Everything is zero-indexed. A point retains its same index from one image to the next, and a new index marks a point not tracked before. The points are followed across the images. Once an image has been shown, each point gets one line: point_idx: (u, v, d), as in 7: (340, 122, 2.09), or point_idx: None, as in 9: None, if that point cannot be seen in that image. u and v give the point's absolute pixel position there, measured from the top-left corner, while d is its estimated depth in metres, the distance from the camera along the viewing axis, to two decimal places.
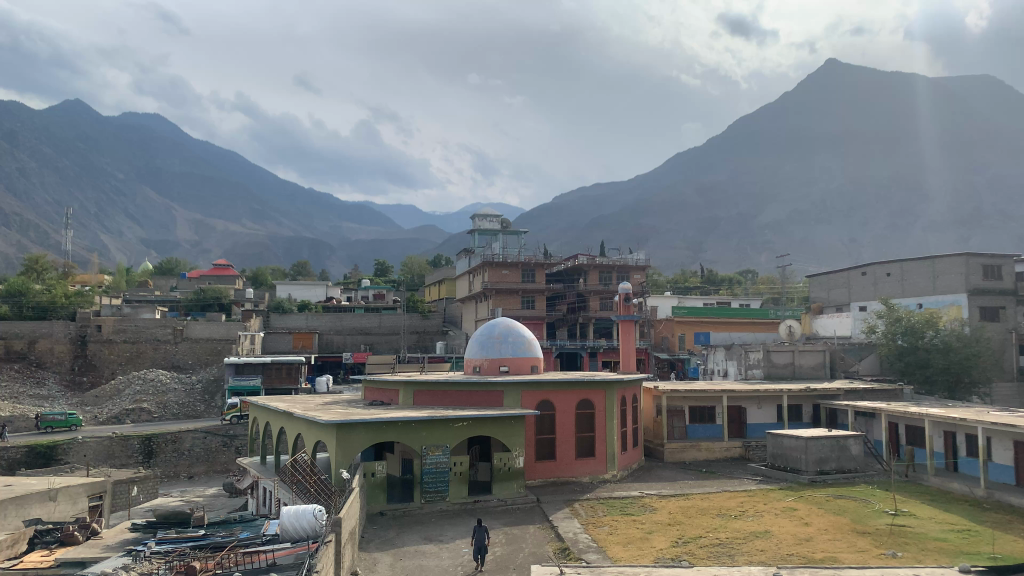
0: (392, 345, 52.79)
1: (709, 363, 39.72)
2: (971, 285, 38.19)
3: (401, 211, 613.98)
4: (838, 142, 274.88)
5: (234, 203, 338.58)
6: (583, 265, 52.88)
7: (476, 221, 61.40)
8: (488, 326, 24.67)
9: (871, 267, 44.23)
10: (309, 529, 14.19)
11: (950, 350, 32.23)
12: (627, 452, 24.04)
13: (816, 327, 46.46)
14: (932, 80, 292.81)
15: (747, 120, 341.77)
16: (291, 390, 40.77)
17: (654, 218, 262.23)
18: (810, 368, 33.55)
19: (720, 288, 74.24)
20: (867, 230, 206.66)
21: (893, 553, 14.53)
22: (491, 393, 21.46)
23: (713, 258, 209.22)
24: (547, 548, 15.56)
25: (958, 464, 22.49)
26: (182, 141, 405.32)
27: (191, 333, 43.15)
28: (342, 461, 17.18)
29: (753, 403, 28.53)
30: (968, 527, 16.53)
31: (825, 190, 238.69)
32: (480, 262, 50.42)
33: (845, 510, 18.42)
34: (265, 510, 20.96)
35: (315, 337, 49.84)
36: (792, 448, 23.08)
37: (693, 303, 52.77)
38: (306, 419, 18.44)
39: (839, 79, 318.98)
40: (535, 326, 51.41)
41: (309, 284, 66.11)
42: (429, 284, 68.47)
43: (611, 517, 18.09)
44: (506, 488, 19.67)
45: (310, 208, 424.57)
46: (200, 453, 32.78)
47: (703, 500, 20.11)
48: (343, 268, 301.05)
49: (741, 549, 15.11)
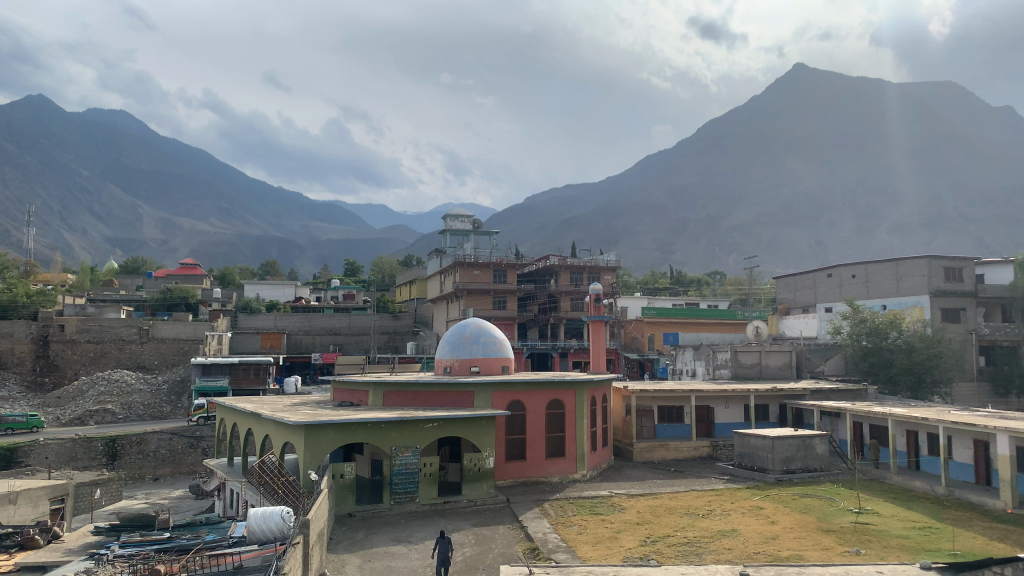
0: (362, 346, 52.53)
1: (678, 363, 40.00)
2: (933, 286, 38.95)
3: (371, 211, 610.22)
4: (805, 144, 278.97)
5: (202, 202, 334.61)
6: (554, 266, 53.10)
7: (448, 220, 61.31)
8: (458, 326, 24.64)
9: (837, 269, 44.92)
10: (276, 532, 13.99)
11: (913, 351, 33.03)
12: (597, 451, 24.15)
13: (782, 328, 47.00)
14: (898, 87, 298.78)
15: (717, 123, 346.21)
16: (259, 391, 40.29)
17: (624, 218, 263.84)
18: (777, 368, 33.99)
19: (689, 288, 75.21)
20: (833, 233, 209.72)
21: (857, 551, 14.72)
22: (463, 393, 21.38)
23: (681, 260, 210.89)
24: (515, 548, 15.57)
25: (920, 462, 22.95)
26: (149, 138, 398.94)
27: (158, 333, 42.50)
28: (310, 463, 17.01)
29: (721, 403, 28.85)
30: (929, 524, 16.89)
31: (793, 192, 241.65)
32: (452, 262, 50.37)
33: (811, 509, 18.64)
34: (232, 511, 20.75)
35: (284, 336, 49.43)
36: (758, 447, 23.34)
37: (663, 304, 53.18)
38: (273, 420, 18.28)
39: (808, 83, 324.09)
40: (506, 326, 51.38)
41: (277, 283, 65.48)
42: (399, 284, 68.32)
43: (580, 517, 18.17)
44: (475, 488, 19.64)
45: (279, 207, 421.04)
46: (166, 454, 32.33)
47: (671, 500, 20.23)
48: (312, 268, 298.91)
49: (708, 549, 15.25)
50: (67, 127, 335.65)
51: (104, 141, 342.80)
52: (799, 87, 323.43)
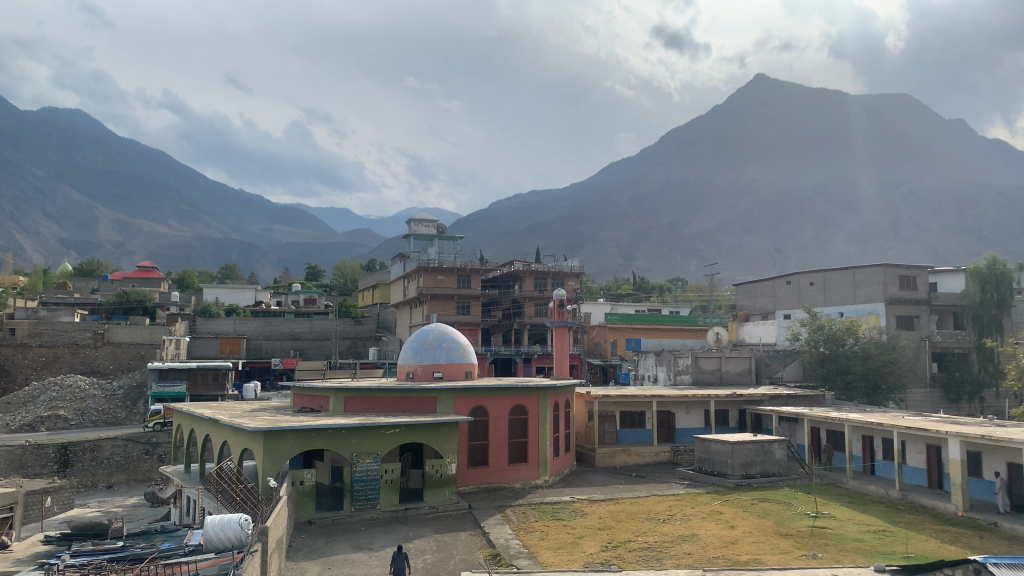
0: (323, 351, 52.07)
1: (640, 369, 40.15)
2: (889, 294, 39.81)
3: (333, 214, 604.45)
4: (765, 152, 283.25)
5: (160, 202, 328.70)
6: (519, 271, 53.20)
7: (412, 226, 61.33)
8: (421, 331, 24.50)
9: (795, 277, 45.72)
10: (233, 539, 13.76)
11: (868, 357, 33.74)
12: (559, 457, 24.18)
13: (742, 334, 47.55)
14: (856, 100, 305.81)
15: (681, 131, 350.51)
16: (217, 396, 39.59)
17: (588, 225, 265.14)
18: (737, 374, 34.33)
19: (652, 295, 75.78)
20: (792, 240, 213.02)
21: (813, 554, 14.97)
22: (424, 399, 21.22)
23: (644, 266, 212.67)
24: (478, 555, 15.49)
25: (875, 466, 23.40)
26: (106, 138, 390.72)
27: (113, 336, 41.41)
28: (269, 470, 16.72)
29: (681, 408, 29.20)
30: (884, 527, 17.21)
31: (753, 199, 244.71)
32: (416, 267, 50.30)
33: (769, 512, 18.95)
34: (188, 520, 20.31)
35: (243, 341, 48.66)
36: (718, 453, 23.62)
37: (626, 309, 53.68)
38: (232, 427, 17.97)
39: (768, 94, 329.98)
40: (469, 332, 51.23)
41: (236, 287, 64.63)
42: (362, 289, 67.93)
43: (542, 522, 18.18)
44: (437, 495, 19.53)
45: (240, 210, 415.55)
46: (120, 461, 31.64)
47: (633, 504, 20.41)
48: (272, 272, 295.54)
49: (669, 553, 15.37)
50: (20, 125, 327.17)
51: (59, 140, 335.01)
52: (760, 98, 328.68)
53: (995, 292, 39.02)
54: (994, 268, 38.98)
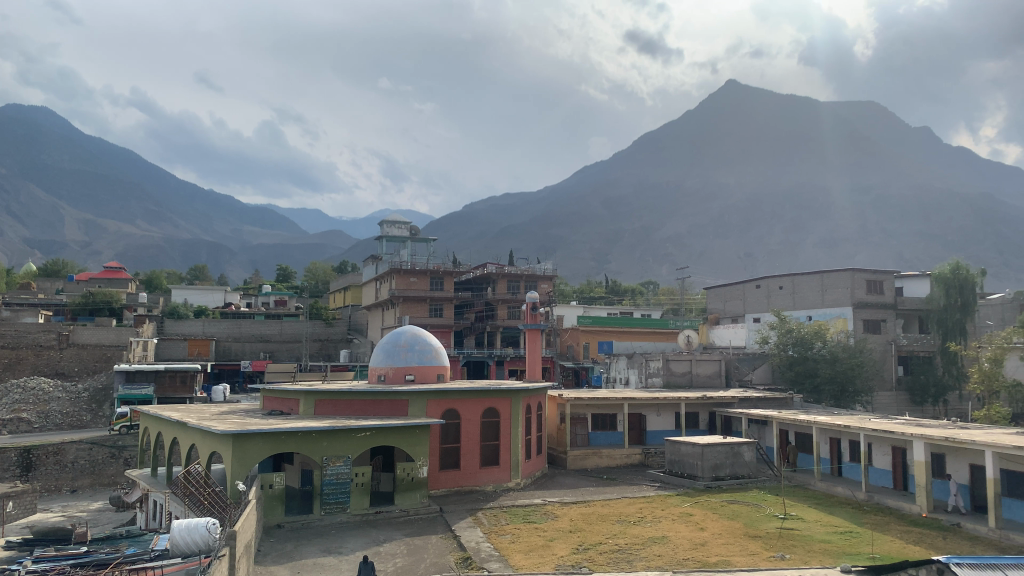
0: (293, 353, 51.61)
1: (612, 372, 40.30)
2: (856, 299, 40.43)
3: (304, 215, 599.96)
4: (737, 156, 285.96)
5: (128, 202, 323.65)
6: (492, 274, 53.16)
7: (385, 228, 61.12)
8: (393, 333, 24.37)
9: (765, 281, 46.22)
10: (201, 544, 13.58)
11: (836, 360, 34.33)
12: (530, 459, 24.20)
13: (712, 337, 47.93)
14: (826, 107, 310.43)
15: (653, 135, 353.05)
16: (185, 399, 39.23)
17: (559, 229, 265.85)
18: (706, 377, 34.47)
19: (624, 297, 76.22)
20: (761, 244, 215.08)
21: (781, 556, 15.15)
22: (396, 402, 21.06)
23: (616, 269, 213.67)
24: (449, 558, 15.45)
25: (842, 469, 23.74)
26: (73, 137, 384.07)
27: (78, 338, 40.13)
28: (237, 473, 16.52)
29: (652, 411, 29.39)
30: (849, 528, 17.51)
31: (724, 203, 246.40)
32: (389, 269, 50.09)
33: (739, 514, 19.09)
34: (155, 524, 20.00)
35: (212, 344, 47.98)
36: (688, 455, 23.82)
37: (598, 312, 53.82)
38: (200, 429, 17.73)
39: (740, 100, 333.82)
40: (442, 334, 51.03)
41: (206, 288, 63.80)
42: (333, 291, 67.48)
43: (513, 525, 18.14)
44: (408, 498, 19.45)
45: (210, 209, 410.97)
46: (84, 465, 31.03)
47: (604, 506, 20.45)
48: (242, 274, 292.52)
49: (639, 555, 15.45)
50: None
51: (25, 138, 328.53)
52: (731, 104, 331.79)
53: (960, 296, 39.72)
54: (958, 273, 39.73)
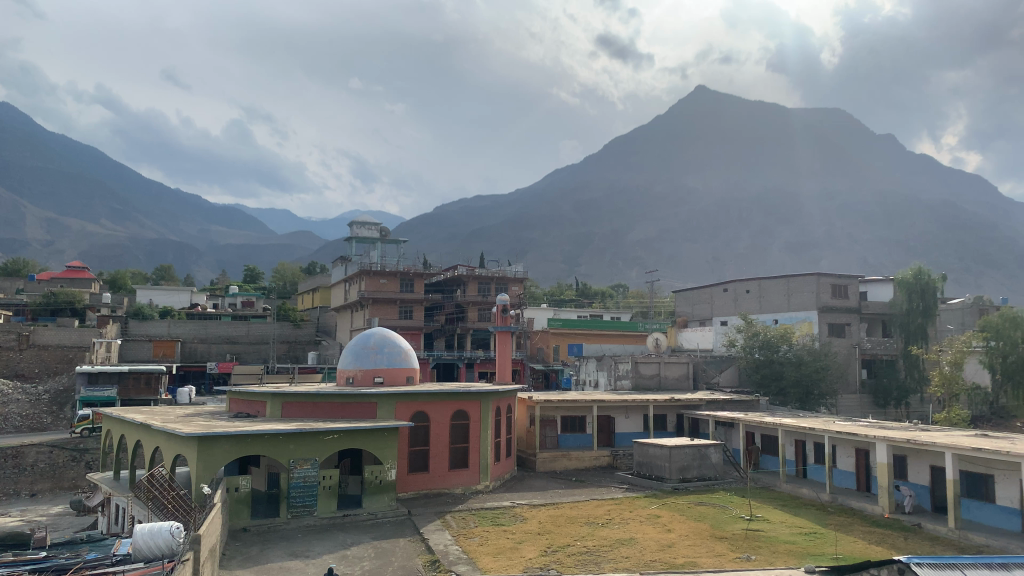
0: (260, 355, 51.18)
1: (582, 374, 40.40)
2: (821, 302, 40.93)
3: (273, 215, 594.32)
4: (705, 161, 288.69)
5: (92, 201, 317.61)
6: (463, 276, 53.11)
7: (354, 228, 60.71)
8: (362, 335, 24.20)
9: (732, 284, 46.75)
10: (164, 548, 13.36)
11: (802, 364, 34.82)
12: (500, 462, 24.17)
13: (680, 340, 48.19)
14: (793, 114, 315.12)
15: (624, 139, 355.39)
16: (150, 401, 38.64)
17: (530, 232, 266.03)
18: (675, 379, 34.60)
19: (594, 301, 76.47)
20: (729, 248, 216.82)
21: (746, 556, 15.31)
22: (365, 404, 20.94)
23: (586, 273, 214.18)
24: (416, 561, 15.40)
25: (807, 470, 24.03)
26: (35, 133, 376.00)
27: (39, 339, 39.45)
28: (203, 476, 16.25)
29: (621, 413, 29.51)
30: (815, 529, 17.71)
31: (693, 208, 248.31)
32: (358, 271, 49.72)
33: (706, 515, 19.23)
34: (118, 528, 19.67)
35: (178, 345, 47.23)
36: (656, 456, 24.00)
37: (568, 315, 53.95)
38: (164, 433, 17.42)
39: (708, 106, 337.70)
40: (411, 336, 50.87)
41: (171, 289, 62.85)
42: (302, 292, 66.89)
43: (482, 529, 18.08)
44: (376, 501, 19.31)
45: (177, 208, 404.87)
46: (44, 468, 30.47)
47: (573, 509, 20.54)
48: (208, 274, 288.55)
49: (607, 556, 15.51)
50: None
51: None
52: (702, 109, 334.44)
53: (921, 300, 40.85)
54: (920, 278, 40.78)
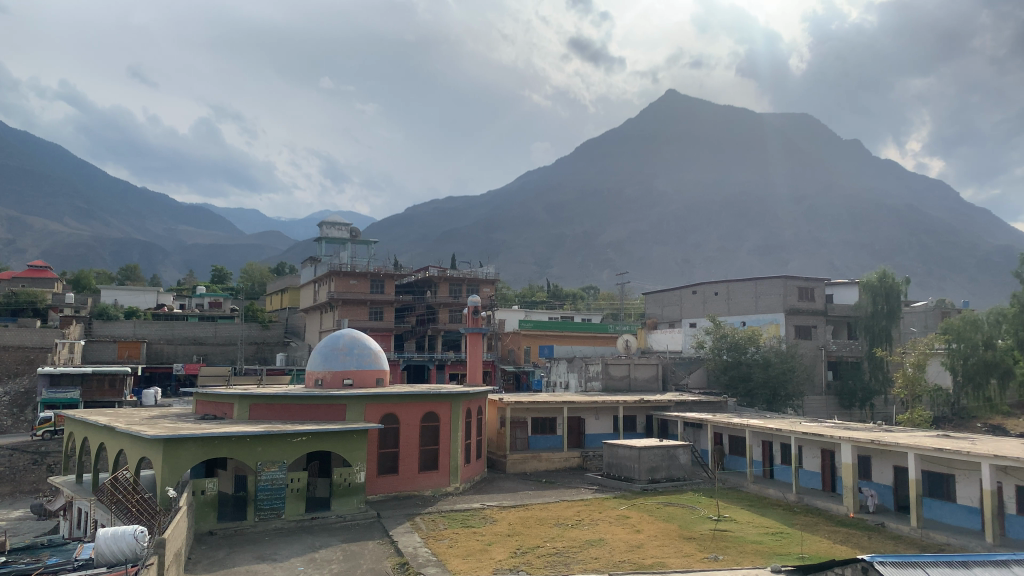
0: (227, 356, 50.63)
1: (552, 376, 40.45)
2: (788, 305, 41.39)
3: (241, 216, 588.04)
4: (675, 164, 291.14)
5: (55, 199, 311.55)
6: (433, 278, 52.92)
7: (325, 228, 60.31)
8: (331, 336, 24.03)
9: (701, 286, 47.17)
10: (127, 553, 13.13)
11: (769, 365, 35.29)
12: (470, 464, 24.17)
13: (650, 342, 48.47)
14: (761, 119, 319.37)
15: (595, 142, 357.44)
16: (114, 403, 38.18)
17: (500, 234, 266.04)
18: (644, 381, 34.87)
19: (565, 302, 76.80)
20: (698, 250, 218.62)
21: (715, 556, 15.43)
22: (334, 406, 20.73)
23: (557, 274, 214.50)
24: (385, 563, 15.33)
25: (774, 471, 24.31)
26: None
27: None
28: (168, 479, 16.05)
29: (591, 414, 29.64)
30: (781, 529, 17.92)
31: (663, 211, 249.72)
32: (327, 272, 49.33)
33: (674, 517, 19.34)
34: (80, 533, 19.33)
35: (143, 346, 46.46)
36: (625, 457, 24.14)
37: (539, 317, 54.02)
38: (129, 434, 17.13)
39: (678, 110, 340.93)
40: (382, 337, 50.70)
41: (137, 290, 61.89)
42: (270, 293, 66.26)
43: (451, 530, 18.07)
44: (344, 504, 19.17)
45: (143, 208, 398.90)
46: (5, 472, 29.93)
47: (542, 509, 20.60)
48: (175, 275, 284.44)
49: (577, 558, 15.55)
50: None
51: None
52: (672, 113, 337.55)
53: (886, 303, 41.66)
54: (884, 281, 41.66)
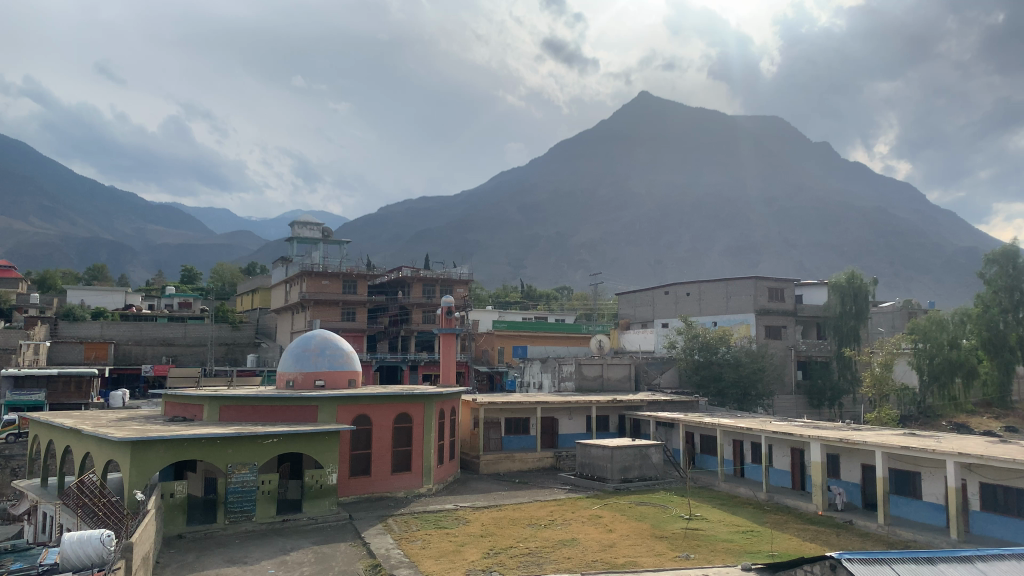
0: (197, 357, 50.07)
1: (525, 376, 40.53)
2: (759, 306, 41.82)
3: (212, 215, 581.47)
4: (648, 165, 292.90)
5: (20, 198, 305.62)
6: (407, 278, 52.66)
7: (296, 228, 59.77)
8: (303, 336, 23.85)
9: (673, 287, 47.52)
10: (93, 556, 13.03)
11: (740, 365, 35.64)
12: (444, 465, 24.11)
13: (623, 341, 48.69)
14: (733, 121, 322.62)
15: (570, 142, 358.32)
16: (80, 405, 37.53)
17: (473, 234, 265.64)
18: (618, 381, 34.91)
19: (539, 302, 76.97)
20: (670, 251, 220.03)
21: (687, 555, 15.54)
22: (305, 408, 20.53)
23: (530, 275, 214.59)
24: (357, 565, 15.23)
25: (744, 469, 24.58)
26: None
27: None
28: (136, 481, 15.82)
29: (564, 414, 29.76)
30: (751, 527, 18.09)
31: (636, 211, 250.90)
32: (299, 271, 48.90)
33: (646, 516, 19.48)
34: (45, 537, 18.97)
35: (111, 347, 45.77)
36: (598, 457, 24.22)
37: (512, 317, 54.09)
38: (95, 436, 16.88)
39: (651, 112, 343.25)
40: (354, 338, 50.40)
41: (104, 290, 60.85)
42: (241, 293, 65.52)
43: (423, 531, 18.03)
44: (316, 505, 19.05)
45: (111, 206, 392.61)
46: None
47: (515, 509, 20.61)
48: (143, 275, 280.10)
49: (549, 558, 15.58)
50: None
51: None
52: (646, 115, 339.82)
53: (854, 303, 42.21)
54: (853, 282, 42.26)
